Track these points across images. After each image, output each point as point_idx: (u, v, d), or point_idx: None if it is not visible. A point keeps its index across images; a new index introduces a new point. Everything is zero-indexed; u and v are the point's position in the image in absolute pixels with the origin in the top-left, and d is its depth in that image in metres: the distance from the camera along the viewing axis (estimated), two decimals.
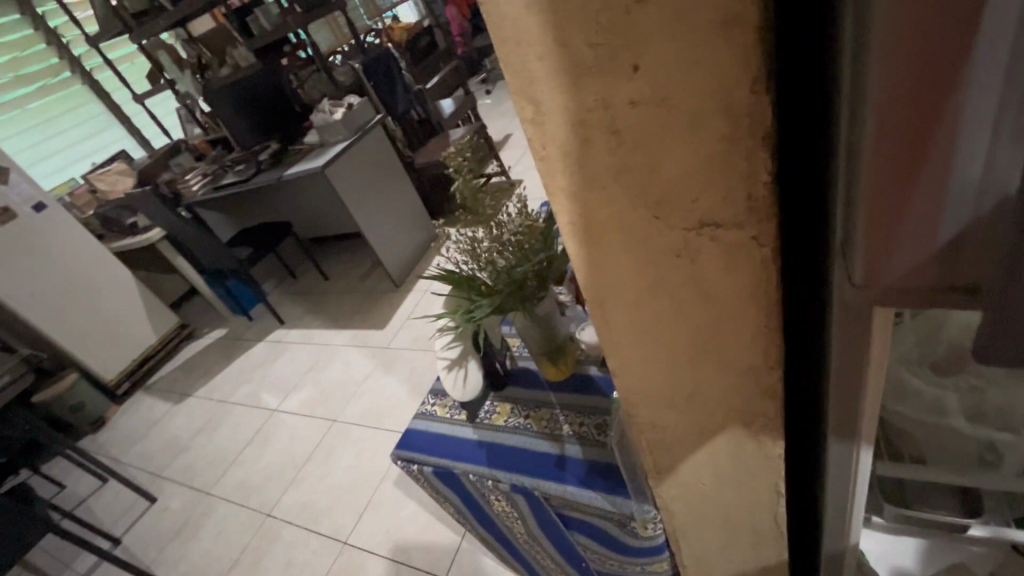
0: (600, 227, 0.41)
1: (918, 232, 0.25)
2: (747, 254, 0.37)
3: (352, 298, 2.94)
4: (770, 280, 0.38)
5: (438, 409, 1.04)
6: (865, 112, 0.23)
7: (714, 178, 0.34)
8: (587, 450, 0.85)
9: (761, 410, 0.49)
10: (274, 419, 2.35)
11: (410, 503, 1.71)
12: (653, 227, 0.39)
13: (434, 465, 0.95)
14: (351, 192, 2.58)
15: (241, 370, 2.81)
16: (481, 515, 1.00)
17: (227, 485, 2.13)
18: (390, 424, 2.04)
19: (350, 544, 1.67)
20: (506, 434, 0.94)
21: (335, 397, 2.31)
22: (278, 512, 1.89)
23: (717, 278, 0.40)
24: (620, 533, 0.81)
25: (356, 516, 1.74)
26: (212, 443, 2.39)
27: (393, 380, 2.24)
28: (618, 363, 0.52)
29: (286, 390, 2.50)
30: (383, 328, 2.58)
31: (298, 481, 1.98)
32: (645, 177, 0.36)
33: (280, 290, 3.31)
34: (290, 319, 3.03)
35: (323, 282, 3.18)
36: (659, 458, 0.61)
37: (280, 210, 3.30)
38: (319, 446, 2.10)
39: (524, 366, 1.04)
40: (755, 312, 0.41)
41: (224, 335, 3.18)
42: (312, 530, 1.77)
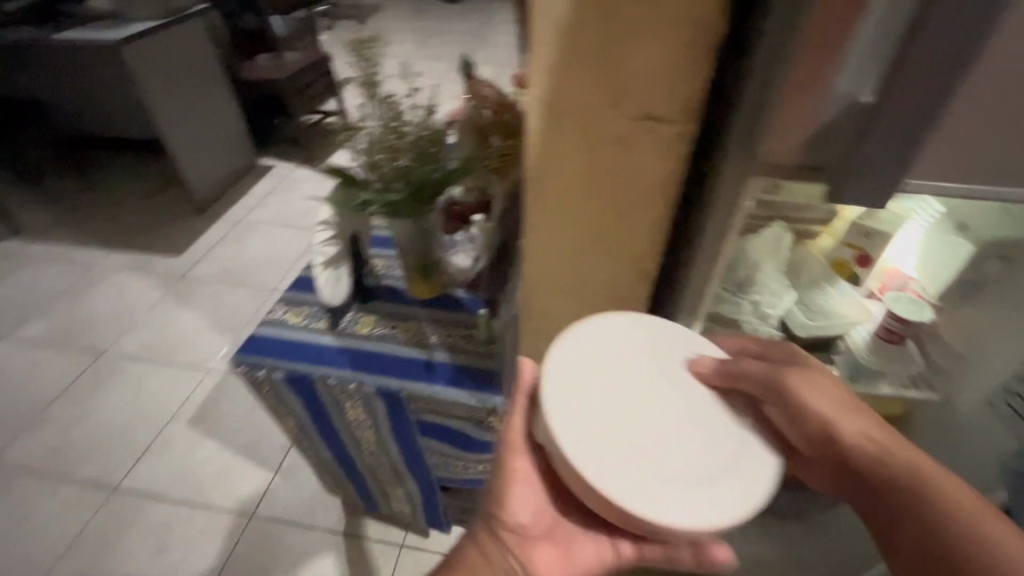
0: (563, 108, 0.48)
1: (808, 117, 0.38)
2: (671, 148, 0.49)
3: (134, 215, 2.42)
4: (677, 174, 0.51)
5: (290, 317, 0.98)
6: (802, 24, 0.35)
7: (668, 77, 0.45)
8: (454, 357, 0.91)
9: (633, 295, 0.63)
10: (3, 349, 1.81)
11: (207, 443, 1.52)
12: (606, 113, 0.48)
13: (286, 371, 0.90)
14: (154, 85, 2.13)
15: None
16: (327, 426, 0.98)
17: None
18: (184, 359, 1.76)
19: (122, 490, 1.42)
20: (371, 342, 0.94)
21: (101, 326, 1.89)
22: (7, 459, 1.49)
23: (642, 168, 0.51)
24: (475, 431, 0.90)
25: (133, 459, 1.48)
26: None
27: (190, 312, 1.94)
28: (532, 245, 0.61)
29: (22, 315, 1.94)
30: (178, 255, 2.20)
31: (43, 422, 1.58)
32: (615, 66, 0.45)
33: (16, 191, 2.53)
34: (31, 229, 2.34)
35: (89, 191, 2.54)
36: (538, 345, 0.72)
37: (28, 85, 2.50)
38: (76, 382, 1.70)
39: (390, 284, 1.04)
40: (658, 203, 0.53)
41: None
42: (63, 479, 1.45)
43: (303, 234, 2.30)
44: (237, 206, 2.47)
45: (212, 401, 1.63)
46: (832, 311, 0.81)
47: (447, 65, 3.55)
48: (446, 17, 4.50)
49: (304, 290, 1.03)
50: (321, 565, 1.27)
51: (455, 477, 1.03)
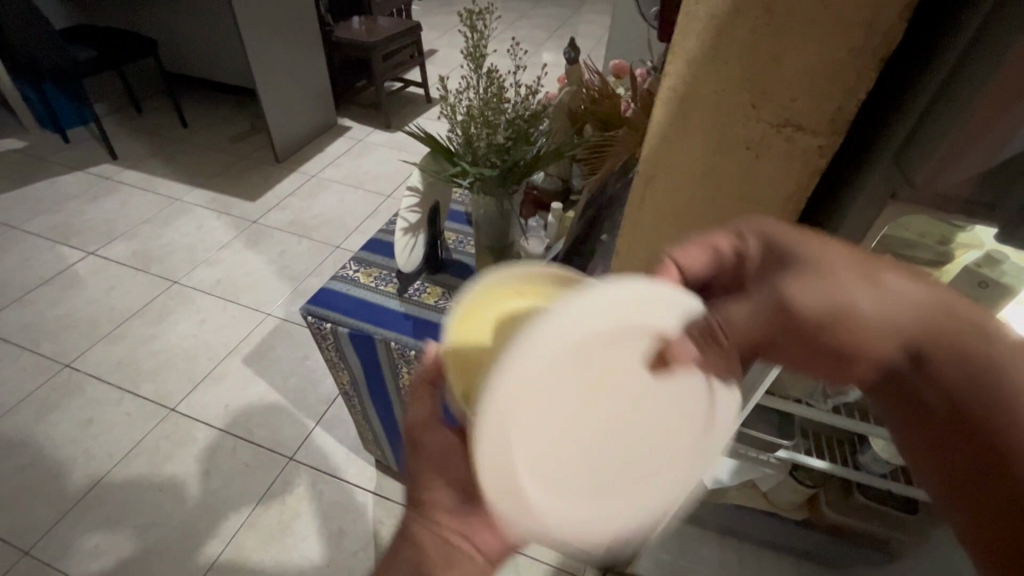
0: (696, 103, 0.46)
1: (987, 147, 0.35)
2: (806, 162, 0.46)
3: (218, 157, 2.54)
4: (805, 191, 0.48)
5: (361, 276, 1.00)
6: (1009, 41, 0.32)
7: (822, 85, 0.41)
8: None
9: None
10: (90, 264, 1.95)
11: (258, 382, 1.59)
12: (743, 116, 0.45)
13: (352, 327, 0.92)
14: (254, 35, 2.21)
15: (45, 197, 2.25)
16: (380, 387, 1.00)
17: (7, 324, 1.72)
18: (247, 299, 1.85)
19: (177, 412, 1.51)
20: (435, 313, 0.94)
21: (178, 256, 2.00)
22: (81, 365, 1.61)
23: (768, 180, 0.48)
24: None
25: (191, 385, 1.57)
26: None
27: (259, 256, 2.02)
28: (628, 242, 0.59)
29: (109, 235, 2.08)
30: (253, 201, 2.30)
31: (116, 337, 1.70)
32: (765, 67, 0.42)
33: (118, 119, 2.70)
34: (127, 156, 2.50)
35: (181, 129, 2.69)
36: None
37: (142, 21, 2.66)
38: (149, 305, 1.81)
39: (460, 259, 1.04)
40: (776, 218, 0.50)
41: (22, 150, 2.50)
42: (128, 392, 1.55)
43: (371, 197, 2.36)
44: (313, 162, 2.56)
45: (266, 344, 1.70)
46: None
47: (531, 48, 3.52)
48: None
49: (377, 252, 1.05)
50: (350, 517, 1.31)
51: None
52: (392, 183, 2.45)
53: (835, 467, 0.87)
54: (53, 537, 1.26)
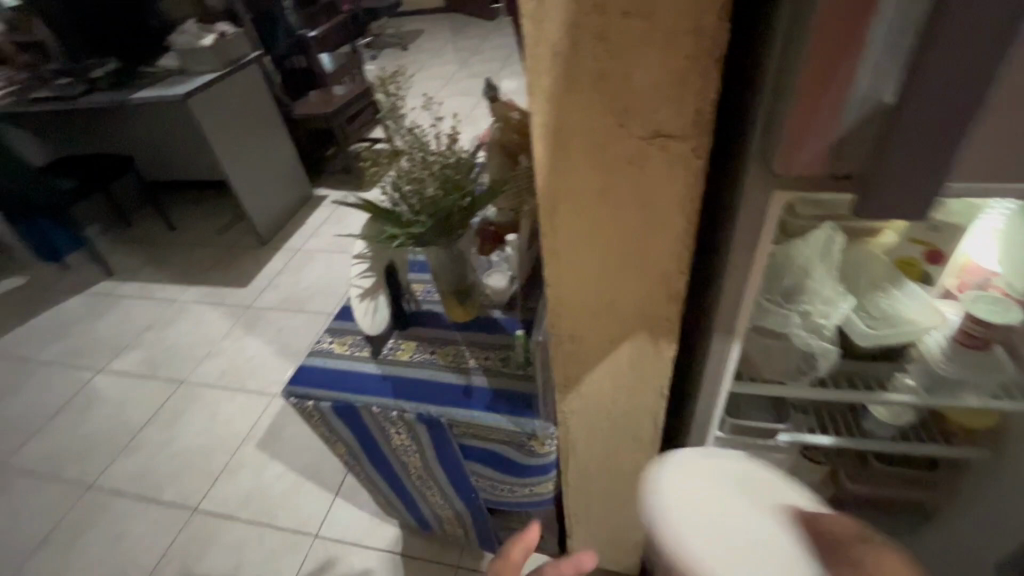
0: (569, 133, 0.47)
1: (822, 125, 0.35)
2: (686, 165, 0.47)
3: (207, 252, 2.63)
4: (695, 190, 0.48)
5: (336, 347, 1.01)
6: (808, 28, 0.32)
7: (673, 94, 0.42)
8: (492, 380, 0.90)
9: (666, 316, 0.60)
10: (100, 381, 2.01)
11: (275, 465, 1.60)
12: (615, 136, 0.46)
13: (333, 399, 0.93)
14: (216, 131, 2.31)
15: (53, 324, 2.34)
16: (376, 452, 1.01)
17: (32, 456, 1.76)
18: (252, 385, 1.88)
19: (200, 511, 1.52)
20: (411, 368, 0.95)
21: (182, 357, 2.05)
22: (104, 483, 1.64)
23: (657, 188, 0.49)
24: (517, 456, 0.89)
25: (211, 481, 1.59)
26: (8, 408, 1.95)
27: (258, 340, 2.07)
28: (553, 273, 0.59)
29: (115, 349, 2.14)
30: (245, 286, 2.36)
31: (134, 448, 1.73)
32: (618, 86, 0.43)
33: (111, 236, 2.82)
34: (123, 270, 2.60)
35: (169, 232, 2.79)
36: (569, 369, 0.70)
37: (114, 141, 2.80)
38: (162, 409, 1.85)
39: (429, 309, 1.05)
40: (678, 221, 0.51)
41: (24, 285, 2.60)
42: (152, 500, 1.57)
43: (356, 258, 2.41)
44: (297, 237, 2.63)
45: (277, 425, 1.72)
46: (900, 318, 0.73)
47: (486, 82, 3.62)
48: (483, 34, 4.60)
49: (349, 318, 1.07)
50: None
51: (503, 500, 1.03)
52: None
53: (840, 440, 0.84)
54: None
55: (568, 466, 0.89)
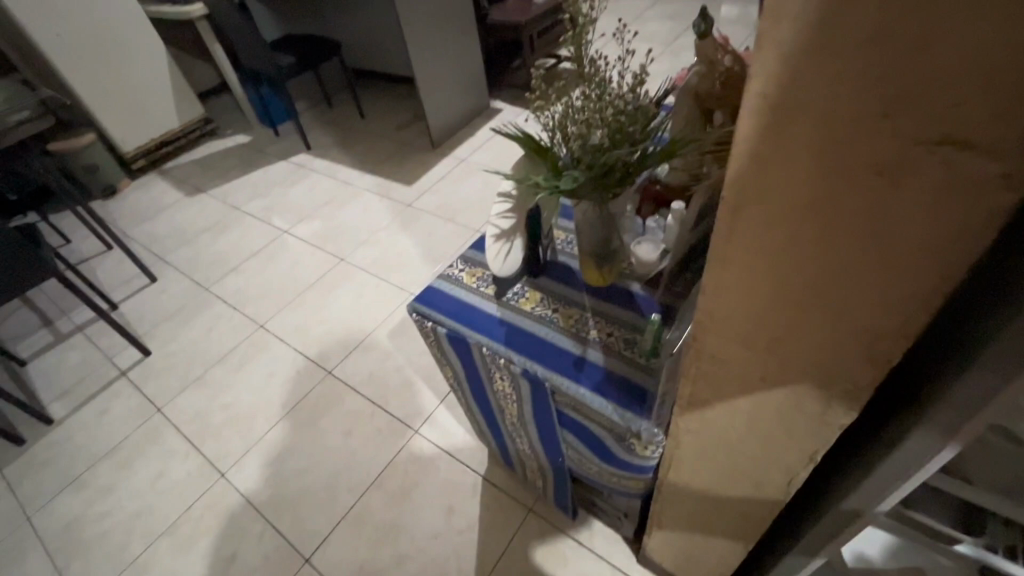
0: (798, 116, 0.33)
1: None
2: (977, 201, 0.30)
3: (385, 144, 2.82)
4: (975, 239, 0.32)
5: (465, 276, 1.00)
6: None
7: (1006, 89, 0.26)
8: (609, 360, 0.82)
9: (853, 379, 0.45)
10: (282, 241, 2.33)
11: (397, 357, 1.75)
12: (872, 131, 0.31)
13: (449, 328, 0.93)
14: (416, 27, 2.37)
15: (260, 182, 2.75)
16: (478, 387, 1.01)
17: (227, 287, 2.15)
18: (394, 279, 2.05)
19: (332, 375, 1.74)
20: (529, 320, 0.90)
21: (346, 237, 2.29)
22: (270, 327, 1.95)
23: (910, 221, 0.33)
24: (614, 446, 0.82)
25: (344, 353, 1.80)
26: (219, 243, 2.38)
27: (408, 238, 2.21)
28: (714, 280, 0.47)
29: (300, 216, 2.46)
30: (409, 185, 2.51)
31: (296, 305, 2.01)
32: (908, 58, 0.27)
33: (315, 113, 3.16)
34: (318, 146, 2.92)
35: (358, 119, 3.04)
36: (700, 389, 0.59)
37: (331, 26, 3.05)
38: (322, 278, 2.11)
39: (564, 262, 0.98)
40: (926, 272, 0.35)
41: (247, 143, 3.07)
42: (300, 353, 1.83)
43: None
44: (463, 146, 2.69)
45: (406, 322, 1.86)
46: None
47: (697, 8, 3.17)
48: None
49: (483, 251, 1.04)
50: (462, 498, 1.37)
51: (588, 476, 0.98)
52: None
53: None
54: (239, 467, 1.53)
55: (667, 476, 0.79)
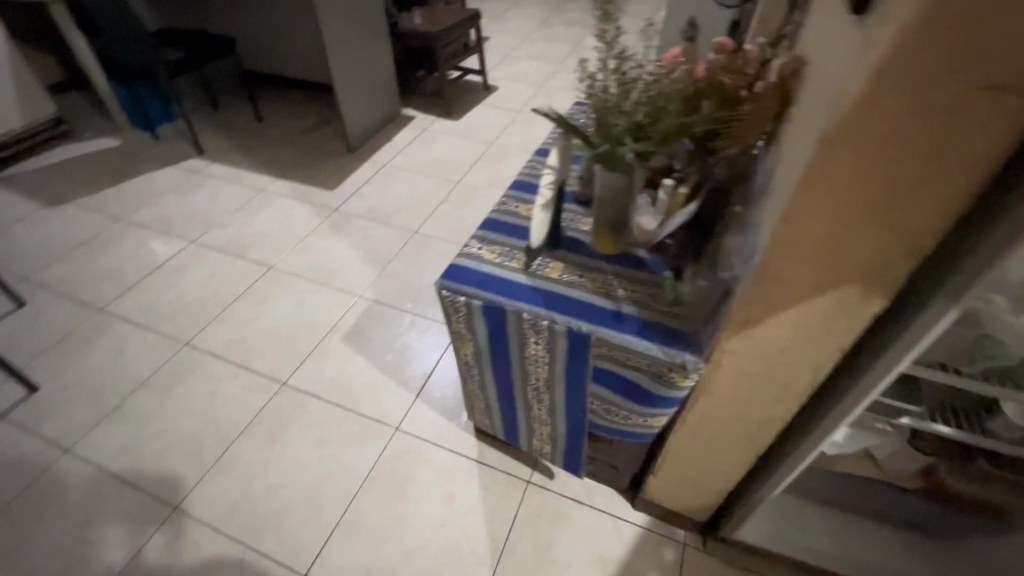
0: (898, 74, 0.48)
1: None
2: (1008, 126, 0.48)
3: (294, 149, 2.68)
4: (1000, 152, 0.50)
5: (486, 253, 1.06)
6: None
7: None
8: (641, 311, 0.95)
9: (894, 272, 0.63)
10: (192, 252, 2.10)
11: (358, 358, 1.70)
12: (950, 82, 0.47)
13: (486, 300, 0.98)
14: (333, 29, 2.33)
15: (145, 189, 2.43)
16: (505, 358, 1.07)
17: (129, 305, 1.87)
18: (335, 282, 1.97)
19: (289, 385, 1.63)
20: (561, 286, 0.99)
21: (269, 243, 2.13)
22: (198, 343, 1.75)
23: (962, 143, 0.50)
24: (651, 384, 0.94)
25: (298, 361, 1.69)
26: (106, 259, 2.06)
27: (342, 241, 2.14)
28: (798, 209, 0.62)
29: (206, 225, 2.23)
30: (332, 189, 2.42)
31: (225, 317, 1.83)
32: (993, 32, 0.43)
33: (201, 116, 2.87)
34: (213, 151, 2.67)
35: (257, 123, 2.84)
36: (756, 309, 0.75)
37: (220, 23, 2.82)
38: (251, 288, 1.94)
39: (575, 236, 1.09)
40: (963, 180, 0.53)
41: (117, 148, 2.68)
42: (243, 367, 1.67)
43: (442, 184, 2.48)
44: (382, 151, 2.68)
45: (361, 323, 1.81)
46: None
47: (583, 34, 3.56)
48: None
49: (495, 231, 1.11)
50: (459, 483, 1.40)
51: (609, 426, 1.10)
52: (461, 171, 2.57)
53: (966, 434, 0.87)
54: (196, 495, 1.38)
55: (696, 403, 0.94)
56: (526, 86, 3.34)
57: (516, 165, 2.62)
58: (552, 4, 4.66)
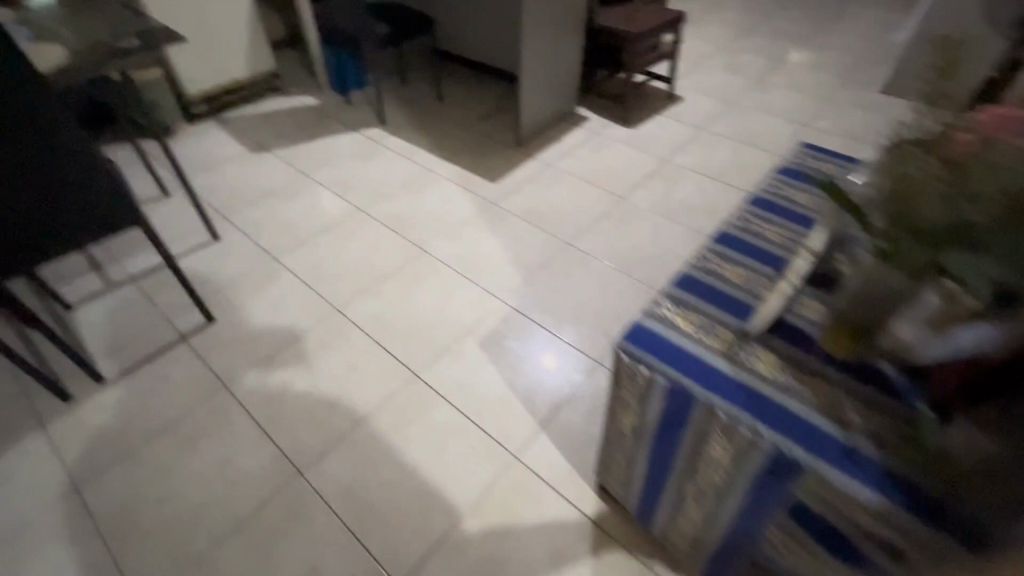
0: None
1: None
2: None
3: (465, 133, 2.70)
4: None
5: (678, 319, 0.89)
6: None
7: None
8: (882, 453, 0.71)
9: None
10: (357, 219, 2.20)
11: (489, 367, 1.64)
12: None
13: (672, 381, 0.83)
14: (532, 16, 2.28)
15: (330, 150, 2.61)
16: (671, 444, 0.90)
17: (297, 260, 2.01)
18: (481, 280, 1.93)
19: (419, 377, 1.62)
20: (770, 388, 0.79)
21: (426, 225, 2.16)
22: (347, 312, 1.81)
23: None
24: (871, 547, 0.72)
25: (432, 355, 1.68)
26: (287, 210, 2.24)
27: (494, 238, 2.10)
28: None
29: (375, 195, 2.32)
30: (494, 182, 2.39)
31: (375, 292, 1.88)
32: None
33: (389, 87, 3.02)
34: (393, 123, 2.78)
35: (436, 101, 2.92)
36: None
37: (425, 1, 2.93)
38: (402, 267, 1.98)
39: (794, 323, 0.86)
40: None
41: (315, 107, 2.92)
42: (382, 348, 1.70)
43: (605, 196, 2.33)
44: (549, 149, 2.59)
45: (499, 331, 1.75)
46: None
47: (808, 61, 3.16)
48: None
49: (694, 292, 0.94)
50: (569, 540, 1.27)
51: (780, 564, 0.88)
52: (627, 186, 2.39)
53: None
54: (318, 466, 1.42)
55: None
56: (715, 102, 3.03)
57: (690, 189, 2.37)
58: (758, 12, 4.20)
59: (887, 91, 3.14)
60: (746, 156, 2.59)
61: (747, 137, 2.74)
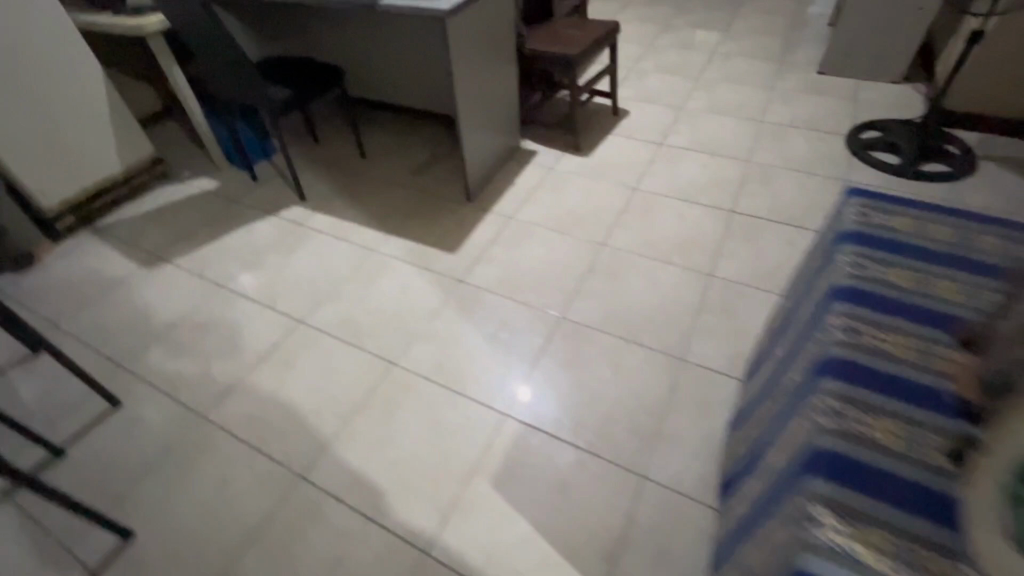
0: None
1: None
2: None
3: (405, 195, 2.33)
4: None
5: (859, 550, 0.65)
6: None
7: None
8: None
9: None
10: (300, 335, 1.79)
11: (515, 519, 1.31)
12: None
13: None
14: (461, 58, 1.94)
15: (246, 245, 2.15)
16: None
17: (233, 412, 1.58)
18: (473, 391, 1.58)
19: (431, 556, 1.26)
20: None
21: (387, 327, 1.79)
22: (316, 477, 1.41)
23: None
24: None
25: (440, 517, 1.32)
26: (207, 342, 1.79)
27: (473, 328, 1.76)
28: None
29: (315, 297, 1.92)
30: (454, 253, 2.05)
31: (345, 438, 1.49)
32: None
33: (302, 151, 2.58)
34: (316, 197, 2.36)
35: (362, 160, 2.52)
36: None
37: (325, 48, 2.52)
38: (372, 393, 1.59)
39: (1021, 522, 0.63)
40: None
41: (216, 191, 2.43)
42: (372, 522, 1.32)
43: (583, 245, 2.04)
44: (505, 199, 2.28)
45: (512, 459, 1.42)
46: None
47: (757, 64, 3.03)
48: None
49: (859, 493, 0.69)
50: None
51: None
52: (604, 228, 2.11)
53: None
54: None
55: None
56: (663, 110, 2.83)
57: (671, 218, 2.14)
58: (671, 3, 4.07)
59: (824, 70, 3.05)
60: (715, 169, 2.39)
61: (708, 145, 2.55)
